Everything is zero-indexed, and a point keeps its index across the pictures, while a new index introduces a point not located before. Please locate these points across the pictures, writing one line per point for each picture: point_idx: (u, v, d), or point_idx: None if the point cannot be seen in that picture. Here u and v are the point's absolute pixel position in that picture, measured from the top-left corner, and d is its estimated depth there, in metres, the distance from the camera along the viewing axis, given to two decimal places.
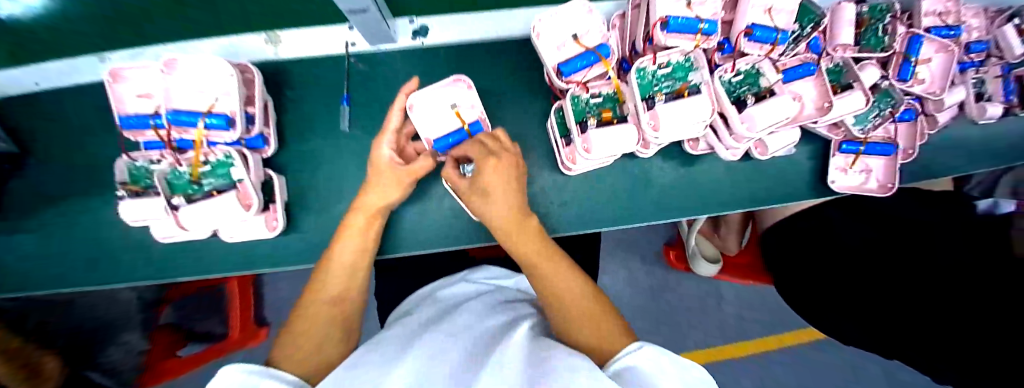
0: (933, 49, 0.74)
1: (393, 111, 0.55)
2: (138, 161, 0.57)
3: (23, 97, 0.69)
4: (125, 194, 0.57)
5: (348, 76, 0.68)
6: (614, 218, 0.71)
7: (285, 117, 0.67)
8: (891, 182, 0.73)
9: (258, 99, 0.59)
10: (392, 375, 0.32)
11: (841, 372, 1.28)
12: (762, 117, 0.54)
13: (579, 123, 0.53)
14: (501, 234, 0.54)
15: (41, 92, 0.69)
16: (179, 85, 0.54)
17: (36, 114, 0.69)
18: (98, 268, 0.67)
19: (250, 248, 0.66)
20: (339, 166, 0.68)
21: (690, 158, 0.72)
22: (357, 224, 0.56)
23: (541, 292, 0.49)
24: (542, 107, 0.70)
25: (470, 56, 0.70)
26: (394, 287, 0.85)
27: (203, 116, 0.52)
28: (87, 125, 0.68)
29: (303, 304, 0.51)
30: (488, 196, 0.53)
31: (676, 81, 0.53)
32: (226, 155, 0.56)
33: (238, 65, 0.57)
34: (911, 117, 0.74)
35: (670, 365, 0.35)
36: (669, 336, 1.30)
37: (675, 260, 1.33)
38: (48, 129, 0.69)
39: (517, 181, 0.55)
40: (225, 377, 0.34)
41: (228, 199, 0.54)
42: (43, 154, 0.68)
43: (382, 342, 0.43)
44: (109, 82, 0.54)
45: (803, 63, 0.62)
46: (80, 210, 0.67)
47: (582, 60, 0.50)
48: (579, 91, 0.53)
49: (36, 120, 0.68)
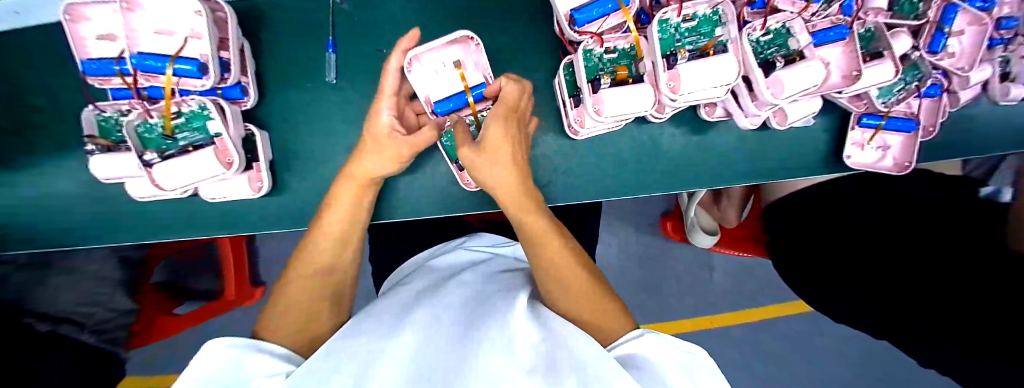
0: (965, 21, 0.66)
1: (387, 72, 0.49)
2: (106, 112, 0.53)
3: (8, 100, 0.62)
4: (95, 148, 0.52)
5: (333, 22, 0.62)
6: (612, 187, 0.68)
7: (267, 63, 0.61)
8: (908, 160, 0.69)
9: (234, 43, 0.52)
10: (393, 347, 0.30)
11: (829, 348, 1.31)
12: (792, 83, 0.50)
13: (591, 81, 0.49)
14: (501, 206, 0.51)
15: (15, 77, 0.62)
16: (143, 24, 0.48)
17: (18, 99, 0.63)
18: (79, 223, 0.64)
19: (238, 209, 0.63)
20: (331, 124, 0.63)
21: (704, 125, 0.68)
22: (347, 190, 0.52)
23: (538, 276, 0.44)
24: (548, 64, 0.65)
25: (478, 9, 0.64)
26: (391, 252, 0.84)
27: (171, 61, 0.47)
28: (76, 113, 0.63)
29: (292, 268, 0.49)
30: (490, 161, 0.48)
31: (701, 37, 0.49)
32: (200, 106, 0.51)
33: (206, 1, 0.50)
34: (937, 93, 0.69)
35: (676, 353, 0.34)
36: (660, 307, 1.33)
37: (672, 230, 1.32)
38: (24, 101, 0.63)
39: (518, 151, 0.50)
40: (210, 353, 0.33)
41: (205, 156, 0.50)
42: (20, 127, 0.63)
43: (376, 313, 0.41)
44: (68, 22, 0.48)
45: (835, 26, 0.56)
46: (54, 163, 0.63)
47: (599, 7, 0.45)
48: (593, 44, 0.48)
49: (31, 122, 0.63)
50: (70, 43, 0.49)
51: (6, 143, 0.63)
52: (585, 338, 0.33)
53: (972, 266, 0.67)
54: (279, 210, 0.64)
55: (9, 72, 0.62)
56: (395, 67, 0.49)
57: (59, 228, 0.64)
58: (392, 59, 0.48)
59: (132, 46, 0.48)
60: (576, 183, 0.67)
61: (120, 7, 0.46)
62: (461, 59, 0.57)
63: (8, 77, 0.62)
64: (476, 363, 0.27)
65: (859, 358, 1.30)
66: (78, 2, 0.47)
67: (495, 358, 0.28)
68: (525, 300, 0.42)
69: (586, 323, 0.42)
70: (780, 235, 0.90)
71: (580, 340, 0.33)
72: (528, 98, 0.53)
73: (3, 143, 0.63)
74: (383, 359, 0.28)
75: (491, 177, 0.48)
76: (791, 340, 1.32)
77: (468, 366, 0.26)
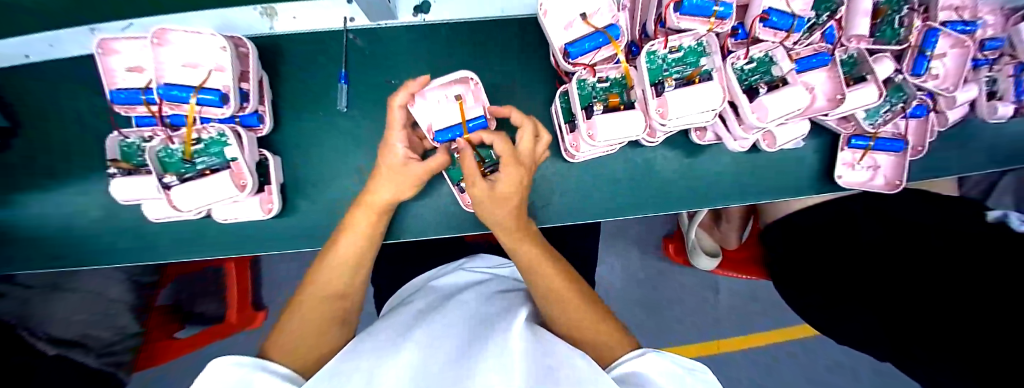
0: (948, 44, 0.69)
1: (394, 108, 0.52)
2: (130, 138, 0.56)
3: (28, 112, 0.67)
4: (116, 172, 0.55)
5: (346, 55, 0.66)
6: (611, 208, 0.70)
7: (282, 92, 0.65)
8: (899, 179, 0.71)
9: (253, 74, 0.56)
10: (391, 368, 0.31)
11: (836, 371, 1.29)
12: (775, 107, 0.52)
13: (585, 108, 0.52)
14: (502, 242, 0.52)
15: (35, 92, 0.66)
16: (170, 58, 0.52)
17: (19, 98, 0.66)
18: (93, 244, 0.67)
19: (247, 229, 0.65)
20: (340, 148, 0.66)
21: (696, 148, 0.70)
22: (363, 218, 0.55)
23: (539, 291, 0.47)
24: (547, 91, 0.69)
25: (482, 39, 0.68)
26: (394, 273, 0.85)
27: (195, 91, 0.51)
28: (77, 114, 0.67)
29: (301, 291, 0.50)
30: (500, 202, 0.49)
31: (688, 66, 0.52)
32: (218, 133, 0.54)
33: (231, 38, 0.54)
34: (923, 113, 0.71)
35: (677, 371, 0.34)
36: (662, 329, 1.31)
37: (674, 253, 1.32)
38: (41, 112, 0.67)
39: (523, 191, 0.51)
40: (215, 370, 0.33)
41: (221, 179, 0.52)
42: (35, 134, 0.67)
43: (376, 333, 0.42)
44: (100, 55, 0.52)
45: (817, 53, 0.59)
46: (75, 185, 0.66)
47: (591, 41, 0.48)
48: (586, 75, 0.52)
49: (45, 137, 0.67)
50: (101, 74, 0.53)
51: (17, 147, 0.67)
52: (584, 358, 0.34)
53: (992, 279, 0.61)
54: (286, 231, 0.66)
55: (18, 77, 0.66)
56: (401, 103, 0.51)
57: (73, 247, 0.67)
58: (397, 97, 0.50)
59: (159, 78, 0.52)
60: (577, 205, 0.69)
61: (151, 43, 0.50)
62: (463, 94, 0.61)
63: (13, 80, 0.66)
64: (476, 380, 0.28)
65: (868, 384, 1.27)
66: (109, 38, 0.52)
67: (488, 377, 0.28)
68: (523, 319, 0.44)
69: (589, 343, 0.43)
70: (781, 258, 0.89)
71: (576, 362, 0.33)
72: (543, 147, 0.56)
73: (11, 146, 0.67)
74: (383, 377, 0.29)
75: (499, 220, 0.50)
76: (798, 365, 1.29)
77: (466, 383, 0.28)
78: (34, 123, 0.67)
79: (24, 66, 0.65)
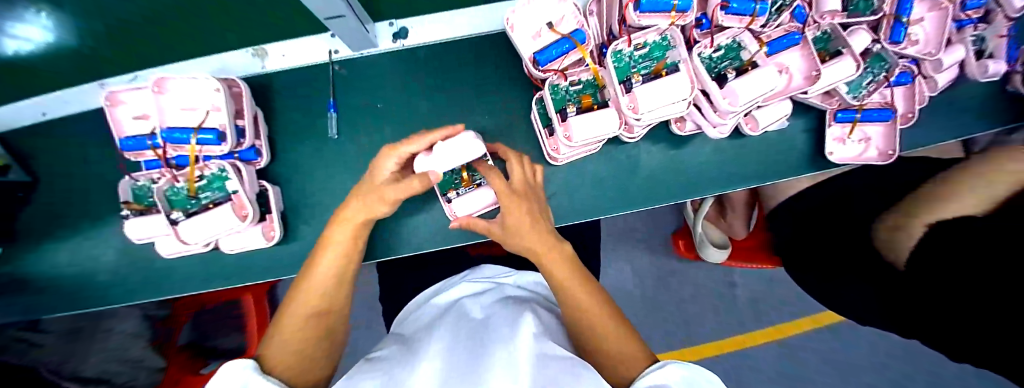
0: (924, 8, 0.70)
1: (421, 140, 0.55)
2: (141, 181, 0.60)
3: (50, 165, 0.72)
4: (129, 213, 0.59)
5: (332, 83, 0.70)
6: (599, 206, 0.71)
7: (276, 126, 0.69)
8: (892, 149, 0.70)
9: (247, 112, 0.61)
10: (417, 375, 0.33)
11: (859, 360, 1.25)
12: (745, 91, 0.53)
13: (560, 112, 0.54)
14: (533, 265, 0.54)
15: (55, 146, 0.72)
16: (171, 103, 0.57)
17: (44, 156, 0.72)
18: (104, 283, 0.70)
19: (250, 257, 0.68)
20: (334, 172, 0.69)
21: (679, 140, 0.72)
22: (343, 234, 0.54)
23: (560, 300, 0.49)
24: (526, 98, 0.71)
25: (459, 57, 0.72)
26: (398, 291, 0.87)
27: (194, 133, 0.55)
28: (88, 160, 0.72)
29: (284, 311, 0.51)
30: (519, 236, 0.54)
31: (654, 61, 0.54)
32: (220, 169, 0.58)
33: (224, 79, 0.59)
34: (908, 81, 0.71)
35: (703, 380, 0.33)
36: (673, 326, 1.30)
37: (684, 249, 1.31)
38: (53, 152, 0.72)
39: (542, 222, 0.55)
40: (227, 373, 0.35)
41: (223, 211, 0.56)
42: (51, 175, 0.72)
43: (385, 350, 0.43)
44: (108, 107, 0.57)
45: (787, 33, 0.60)
46: (91, 228, 0.71)
47: (557, 48, 0.51)
48: (558, 80, 0.55)
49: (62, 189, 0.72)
50: (110, 125, 0.57)
51: (42, 204, 0.72)
52: (586, 371, 0.32)
53: None
54: (287, 257, 0.68)
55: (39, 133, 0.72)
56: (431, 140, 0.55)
57: (90, 290, 0.70)
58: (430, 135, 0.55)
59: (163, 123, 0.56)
60: (563, 206, 0.70)
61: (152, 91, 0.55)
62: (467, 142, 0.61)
63: (38, 135, 0.72)
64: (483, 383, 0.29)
65: (897, 373, 1.23)
66: (117, 90, 0.56)
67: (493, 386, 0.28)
68: (531, 323, 0.45)
69: (604, 352, 0.43)
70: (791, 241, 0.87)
71: (581, 372, 0.32)
72: (532, 166, 0.63)
73: (36, 202, 0.72)
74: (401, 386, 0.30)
75: (525, 246, 0.54)
76: (817, 358, 1.26)
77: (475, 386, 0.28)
78: (50, 166, 0.72)
79: (36, 121, 0.71)
